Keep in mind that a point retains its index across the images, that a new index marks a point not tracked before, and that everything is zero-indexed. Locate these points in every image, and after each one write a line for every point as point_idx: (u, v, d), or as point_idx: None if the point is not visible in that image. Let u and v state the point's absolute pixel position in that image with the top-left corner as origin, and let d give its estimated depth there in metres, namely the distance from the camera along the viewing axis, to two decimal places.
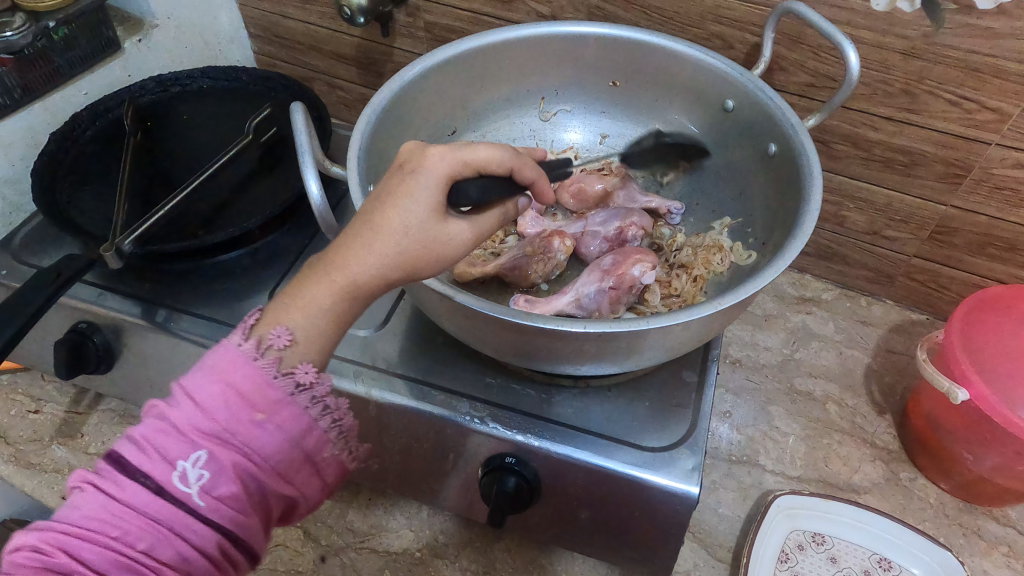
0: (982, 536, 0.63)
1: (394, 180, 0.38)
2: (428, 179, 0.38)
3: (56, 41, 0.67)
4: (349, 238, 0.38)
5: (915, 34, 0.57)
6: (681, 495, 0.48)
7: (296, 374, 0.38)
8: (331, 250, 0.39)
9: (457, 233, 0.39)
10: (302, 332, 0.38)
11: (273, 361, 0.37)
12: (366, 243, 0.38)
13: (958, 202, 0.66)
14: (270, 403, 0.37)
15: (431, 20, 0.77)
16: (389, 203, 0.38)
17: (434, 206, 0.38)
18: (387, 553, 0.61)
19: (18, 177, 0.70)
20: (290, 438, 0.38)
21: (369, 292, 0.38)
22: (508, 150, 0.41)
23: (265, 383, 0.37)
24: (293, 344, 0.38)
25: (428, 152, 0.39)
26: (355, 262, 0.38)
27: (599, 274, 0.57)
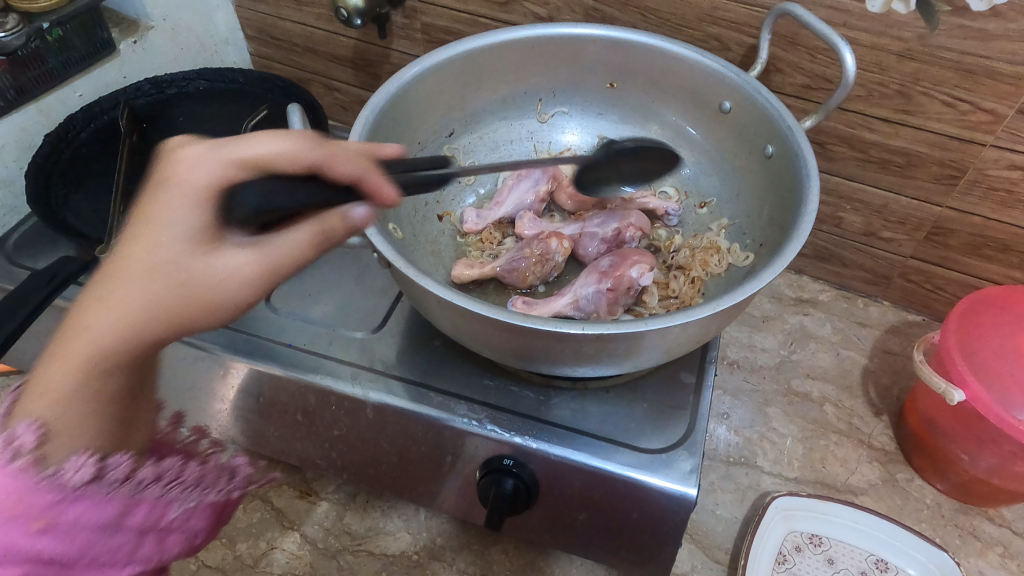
0: (978, 537, 0.63)
1: (156, 207, 0.36)
2: (194, 195, 0.36)
3: (50, 42, 0.67)
4: (105, 286, 0.35)
5: (910, 35, 0.57)
6: (679, 496, 0.48)
7: (66, 469, 0.33)
8: (82, 304, 0.35)
9: (236, 265, 0.36)
10: (58, 417, 0.33)
11: (33, 462, 0.31)
12: (116, 289, 0.34)
13: (953, 203, 0.66)
14: (48, 507, 0.32)
15: (428, 21, 0.77)
16: (135, 239, 0.35)
17: (194, 230, 0.36)
18: (384, 555, 0.60)
19: (11, 178, 0.70)
20: (101, 527, 0.35)
21: (123, 353, 0.34)
22: (310, 144, 0.39)
23: (34, 489, 0.31)
24: (51, 436, 0.32)
25: (186, 167, 0.37)
26: (106, 311, 0.34)
27: (597, 276, 0.57)
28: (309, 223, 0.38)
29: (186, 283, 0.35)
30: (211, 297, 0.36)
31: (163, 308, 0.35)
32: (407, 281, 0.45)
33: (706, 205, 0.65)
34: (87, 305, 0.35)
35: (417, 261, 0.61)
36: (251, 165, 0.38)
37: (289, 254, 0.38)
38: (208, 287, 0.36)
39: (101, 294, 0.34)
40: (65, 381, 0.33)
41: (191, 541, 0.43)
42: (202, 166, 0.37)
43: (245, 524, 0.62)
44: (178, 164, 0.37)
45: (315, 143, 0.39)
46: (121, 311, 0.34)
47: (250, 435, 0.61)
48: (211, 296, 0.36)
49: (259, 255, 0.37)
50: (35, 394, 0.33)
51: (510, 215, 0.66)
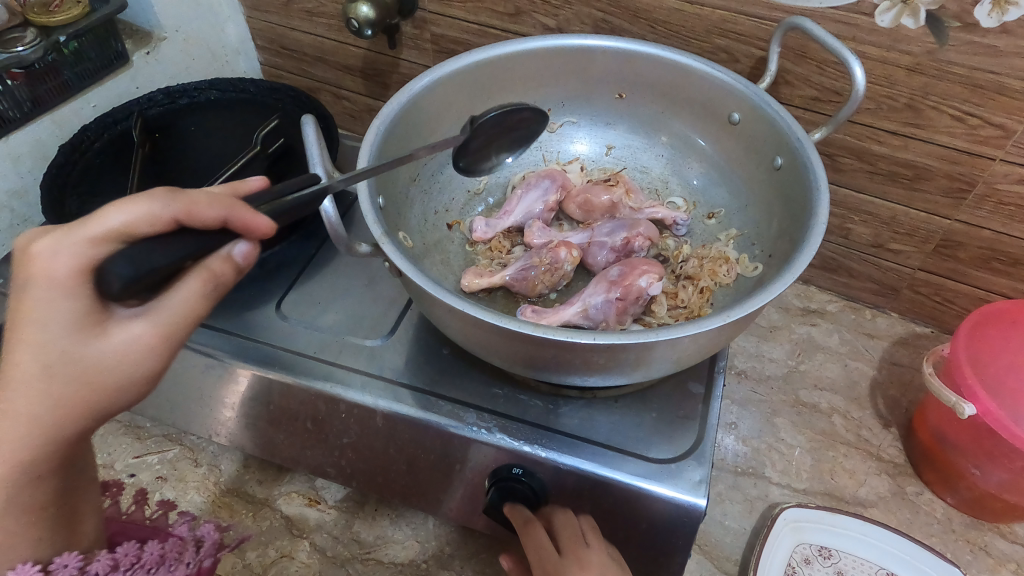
0: (990, 552, 0.62)
1: (21, 306, 0.32)
2: (47, 295, 0.31)
3: (66, 55, 0.68)
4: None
5: (919, 50, 0.58)
6: (689, 507, 0.48)
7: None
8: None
9: (127, 346, 0.33)
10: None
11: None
12: (7, 396, 0.33)
13: (963, 216, 0.66)
14: None
15: (438, 32, 0.78)
16: (15, 340, 0.33)
17: (70, 330, 0.32)
18: (392, 564, 0.60)
19: (25, 189, 0.71)
20: None
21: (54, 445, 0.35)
22: (163, 197, 0.32)
23: None
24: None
25: (33, 256, 0.32)
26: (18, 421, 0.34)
27: (607, 285, 0.57)
28: (192, 280, 0.34)
29: (80, 376, 0.33)
30: (110, 384, 0.34)
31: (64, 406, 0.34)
32: (419, 289, 0.46)
33: (714, 216, 0.65)
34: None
35: (428, 269, 0.62)
36: (104, 240, 0.31)
37: (175, 321, 0.34)
38: (103, 376, 0.34)
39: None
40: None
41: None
42: (45, 260, 0.31)
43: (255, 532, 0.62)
44: (31, 252, 0.32)
45: (169, 195, 0.33)
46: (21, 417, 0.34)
47: (260, 442, 0.61)
48: (111, 380, 0.34)
49: (144, 330, 0.34)
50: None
51: (518, 224, 0.66)
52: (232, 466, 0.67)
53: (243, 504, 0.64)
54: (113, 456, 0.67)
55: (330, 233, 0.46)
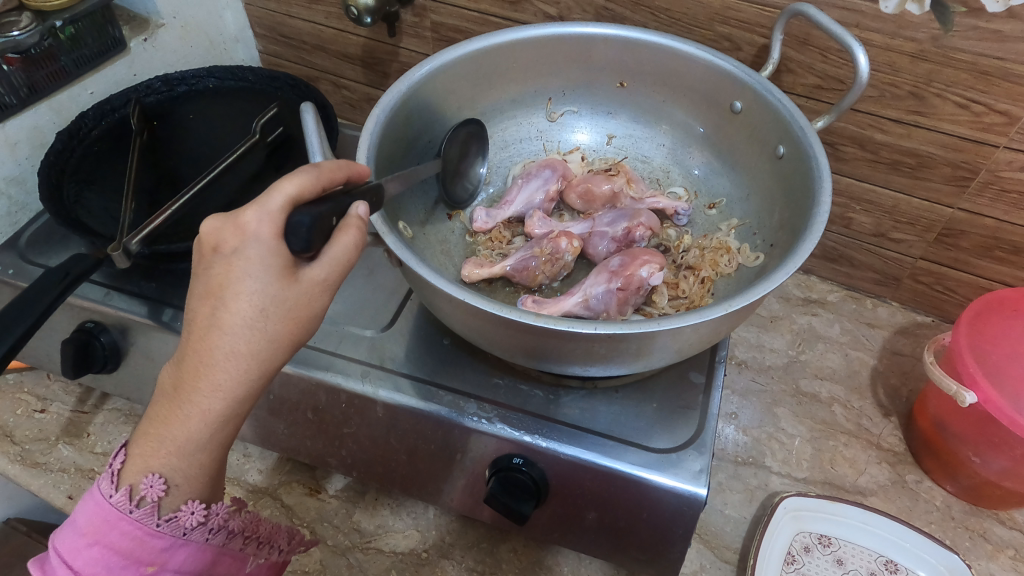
0: (988, 539, 0.62)
1: (224, 269, 0.36)
2: (255, 251, 0.36)
3: (62, 40, 0.67)
4: (201, 345, 0.36)
5: (924, 36, 0.57)
6: (689, 496, 0.48)
7: (180, 516, 0.39)
8: (184, 366, 0.37)
9: (315, 286, 0.37)
10: (177, 467, 0.38)
11: (150, 511, 0.38)
12: (222, 343, 0.36)
13: (965, 205, 0.66)
14: (157, 553, 0.39)
15: (438, 20, 0.77)
16: (223, 296, 0.36)
17: (274, 278, 0.36)
18: (393, 553, 0.61)
19: (23, 176, 0.70)
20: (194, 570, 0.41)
21: (251, 391, 0.38)
22: (314, 171, 0.38)
23: (147, 536, 0.39)
24: (168, 490, 0.38)
25: (238, 224, 0.36)
26: (220, 371, 0.37)
27: (608, 275, 0.57)
28: (351, 229, 0.38)
29: (283, 317, 0.37)
30: (301, 323, 0.38)
31: (269, 346, 0.37)
32: (418, 278, 0.45)
33: (716, 206, 0.65)
34: (199, 358, 0.37)
35: (427, 259, 0.61)
36: (287, 206, 0.37)
37: (346, 264, 0.38)
38: (297, 315, 0.37)
39: (204, 348, 0.36)
40: (194, 430, 0.37)
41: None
42: (252, 227, 0.36)
43: None
44: (228, 224, 0.36)
45: (315, 169, 0.39)
46: (230, 360, 0.37)
47: (261, 432, 0.61)
48: (303, 318, 0.38)
49: (327, 268, 0.38)
50: (153, 451, 0.38)
51: (519, 214, 0.66)
52: (234, 455, 0.67)
53: (245, 493, 0.64)
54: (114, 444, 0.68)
55: None
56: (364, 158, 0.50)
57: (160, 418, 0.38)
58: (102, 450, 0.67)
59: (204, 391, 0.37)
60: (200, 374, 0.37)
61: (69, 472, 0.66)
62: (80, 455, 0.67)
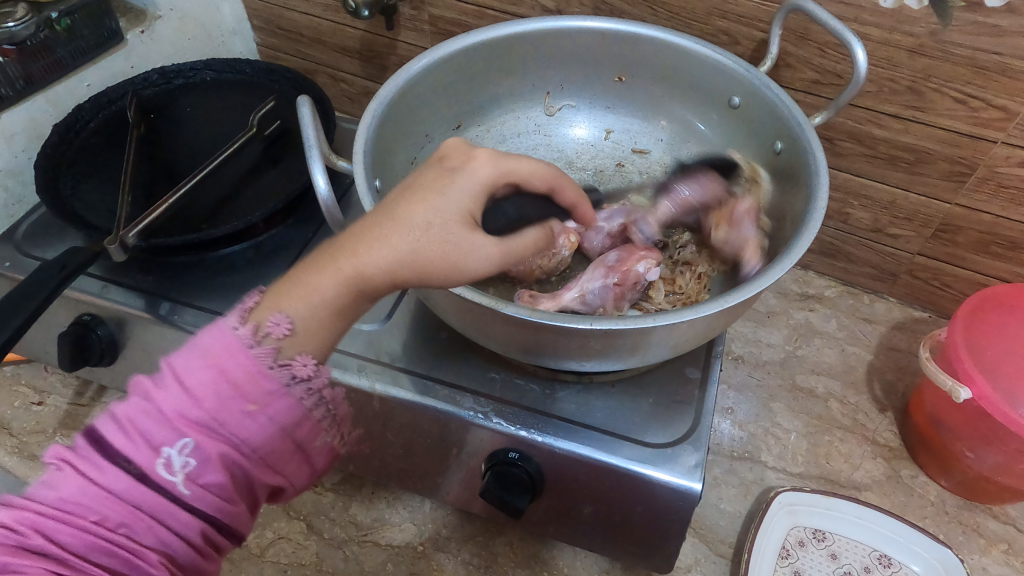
0: (981, 533, 0.63)
1: (434, 176, 0.39)
2: (463, 184, 0.38)
3: (58, 32, 0.67)
4: (376, 215, 0.38)
5: (922, 31, 0.57)
6: (684, 491, 0.48)
7: (294, 365, 0.36)
8: (354, 229, 0.38)
9: (479, 246, 0.38)
10: (307, 320, 0.37)
11: (271, 351, 0.36)
12: (387, 227, 0.37)
13: (963, 200, 0.66)
14: (263, 394, 0.35)
15: (436, 13, 0.77)
16: (417, 195, 0.38)
17: (463, 210, 0.38)
18: (389, 546, 0.61)
19: (20, 168, 0.70)
20: (282, 428, 0.36)
21: (375, 285, 0.37)
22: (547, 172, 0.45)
23: (259, 373, 0.35)
24: (291, 335, 0.36)
25: (473, 159, 0.40)
26: (370, 248, 0.37)
27: (604, 270, 0.57)
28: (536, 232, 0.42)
29: (438, 244, 0.37)
30: (456, 260, 0.37)
31: (411, 256, 0.36)
32: None
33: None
34: (369, 229, 0.37)
35: None
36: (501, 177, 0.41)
37: (513, 254, 0.40)
38: (459, 248, 0.37)
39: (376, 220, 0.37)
40: (327, 289, 0.37)
41: (316, 478, 0.41)
42: (477, 169, 0.39)
43: None
44: (463, 151, 0.41)
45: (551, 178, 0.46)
46: (388, 246, 0.36)
47: None
48: (457, 260, 0.37)
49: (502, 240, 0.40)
50: (294, 291, 0.37)
51: None
52: None
53: None
54: None
55: (326, 215, 0.47)
56: (360, 151, 0.50)
57: (316, 263, 0.38)
58: None
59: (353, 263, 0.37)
60: (369, 241, 0.37)
61: None
62: None
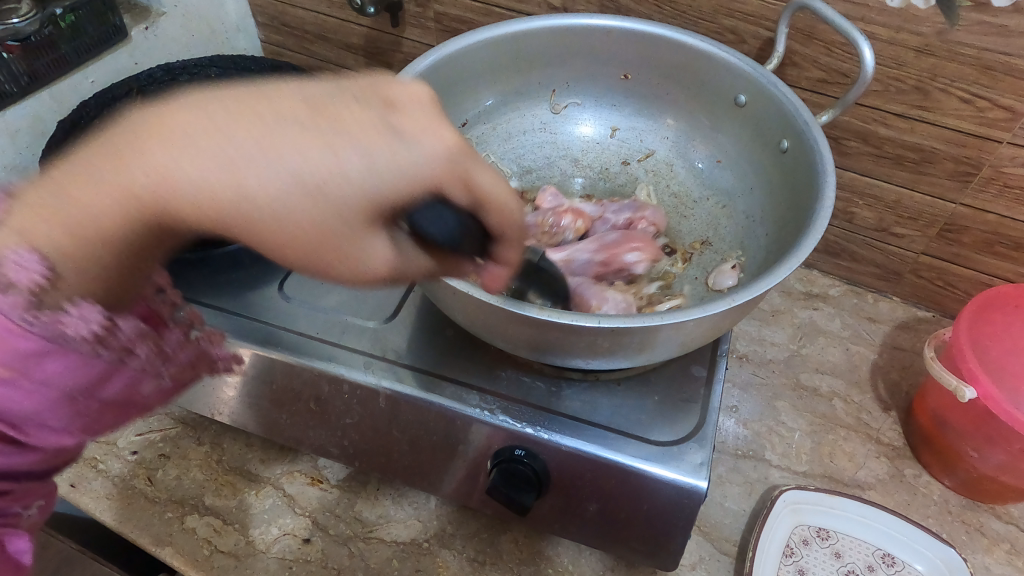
0: (984, 533, 0.63)
1: (346, 111, 0.32)
2: (343, 136, 0.31)
3: (62, 29, 0.67)
4: (244, 108, 0.31)
5: (929, 31, 0.57)
6: (690, 489, 0.48)
7: (72, 325, 0.35)
8: (247, 96, 0.31)
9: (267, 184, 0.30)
10: (72, 249, 0.32)
11: (34, 304, 0.33)
12: (230, 150, 0.30)
13: (968, 200, 0.66)
14: (21, 361, 0.34)
15: (441, 11, 0.77)
16: (319, 112, 0.32)
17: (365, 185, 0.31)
18: (395, 543, 0.61)
19: (24, 163, 0.70)
20: (61, 394, 0.37)
21: (202, 204, 0.30)
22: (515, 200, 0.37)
23: (9, 334, 0.34)
24: (48, 283, 0.33)
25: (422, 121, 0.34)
26: (185, 160, 0.30)
27: (597, 245, 0.61)
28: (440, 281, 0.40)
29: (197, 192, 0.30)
30: (334, 251, 0.32)
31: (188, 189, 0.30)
32: None
33: (708, 202, 0.66)
34: (242, 126, 0.30)
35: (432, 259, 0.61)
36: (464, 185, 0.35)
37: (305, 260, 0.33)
38: (335, 236, 0.32)
39: (239, 131, 0.30)
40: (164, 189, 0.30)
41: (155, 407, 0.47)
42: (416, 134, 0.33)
43: (256, 509, 0.63)
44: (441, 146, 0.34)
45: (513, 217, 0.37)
46: (225, 168, 0.30)
47: (263, 422, 0.61)
48: (233, 217, 0.31)
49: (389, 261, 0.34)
50: (153, 151, 0.30)
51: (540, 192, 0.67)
52: (235, 445, 0.68)
53: (246, 482, 0.65)
54: (116, 434, 0.68)
55: None
56: None
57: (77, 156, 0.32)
58: (104, 437, 0.68)
59: (183, 168, 0.30)
60: (151, 149, 0.30)
61: None
62: None
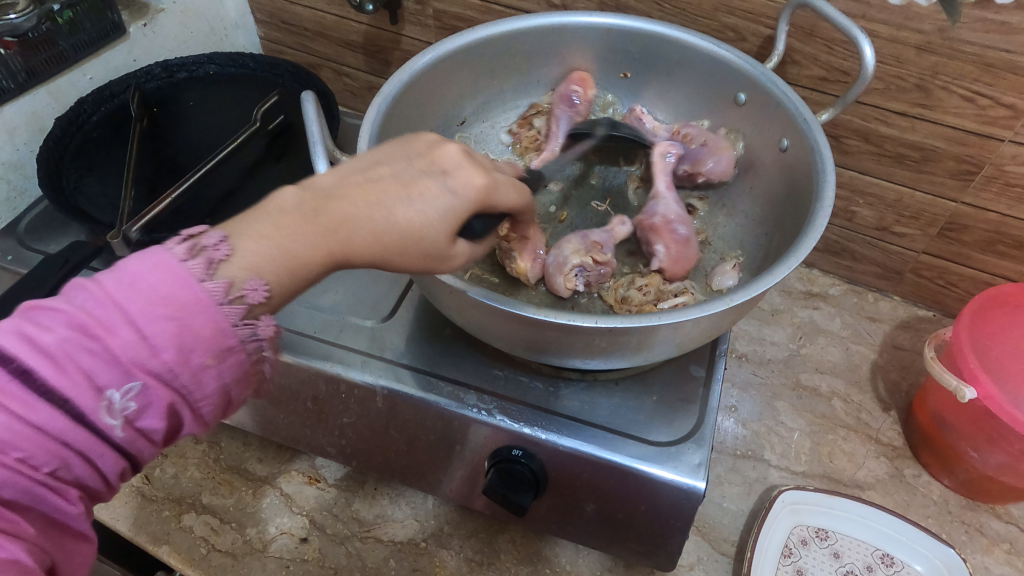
0: (984, 533, 0.63)
1: (424, 176, 0.37)
2: (431, 197, 0.37)
3: (60, 25, 0.67)
4: (352, 191, 0.37)
5: (930, 28, 0.57)
6: (688, 489, 0.48)
7: (262, 327, 0.34)
8: (351, 183, 0.37)
9: (399, 238, 0.37)
10: (277, 279, 0.35)
11: (240, 309, 0.33)
12: (357, 225, 0.36)
13: (969, 198, 0.66)
14: (224, 351, 0.33)
15: (440, 8, 0.77)
16: (407, 186, 0.37)
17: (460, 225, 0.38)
18: (392, 542, 0.61)
19: (22, 161, 0.70)
20: (229, 389, 0.34)
21: (349, 263, 0.37)
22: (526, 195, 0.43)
23: (224, 330, 0.33)
24: (264, 298, 0.34)
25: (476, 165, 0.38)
26: (328, 240, 0.36)
27: (681, 217, 0.60)
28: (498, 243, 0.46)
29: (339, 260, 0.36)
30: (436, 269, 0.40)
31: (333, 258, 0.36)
32: None
33: (704, 201, 0.66)
34: (356, 205, 0.36)
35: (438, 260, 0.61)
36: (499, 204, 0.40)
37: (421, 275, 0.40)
38: (444, 263, 0.39)
39: (358, 212, 0.36)
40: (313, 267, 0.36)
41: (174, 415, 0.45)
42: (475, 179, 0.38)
43: (253, 508, 0.63)
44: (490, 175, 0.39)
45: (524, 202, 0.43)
46: (356, 238, 0.36)
47: (260, 421, 0.61)
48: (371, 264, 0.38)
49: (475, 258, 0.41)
50: (292, 236, 0.35)
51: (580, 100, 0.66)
52: (234, 443, 0.68)
53: (243, 481, 0.65)
54: None
55: None
56: (365, 142, 0.49)
57: (242, 223, 0.35)
58: None
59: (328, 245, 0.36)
60: (305, 224, 0.35)
61: None
62: None
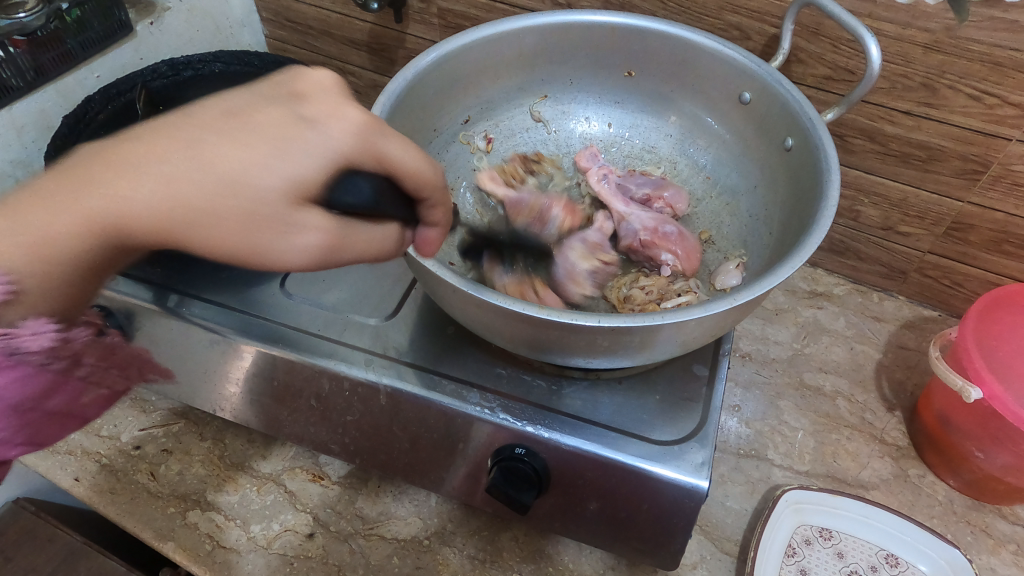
0: (990, 534, 0.62)
1: (266, 115, 0.34)
2: (270, 145, 0.33)
3: (68, 23, 0.67)
4: (161, 131, 0.33)
5: (937, 26, 0.56)
6: (690, 488, 0.48)
7: None
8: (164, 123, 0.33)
9: (200, 179, 0.32)
10: (24, 264, 0.34)
11: None
12: (153, 167, 0.32)
13: (975, 198, 0.65)
14: None
15: (445, 7, 0.77)
16: (239, 122, 0.34)
17: (296, 178, 0.33)
18: (395, 540, 0.61)
19: (29, 159, 0.70)
20: None
21: (141, 223, 0.32)
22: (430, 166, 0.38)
23: None
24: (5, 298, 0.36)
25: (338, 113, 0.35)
26: (127, 184, 0.32)
27: (659, 221, 0.62)
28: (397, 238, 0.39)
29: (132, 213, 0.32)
30: (269, 242, 0.34)
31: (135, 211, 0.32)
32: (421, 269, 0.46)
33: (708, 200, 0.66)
34: (163, 141, 0.33)
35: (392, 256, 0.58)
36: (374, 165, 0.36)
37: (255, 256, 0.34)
38: (266, 229, 0.33)
39: (167, 154, 0.32)
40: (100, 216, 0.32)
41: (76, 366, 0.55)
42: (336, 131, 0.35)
43: (256, 505, 0.63)
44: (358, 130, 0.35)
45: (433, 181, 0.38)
46: (157, 189, 0.32)
47: (264, 418, 0.61)
48: (177, 231, 0.33)
49: (331, 243, 0.35)
50: (82, 186, 0.32)
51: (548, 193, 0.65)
52: (238, 440, 0.68)
53: (247, 478, 0.65)
54: (120, 429, 0.68)
55: None
56: None
57: (40, 187, 0.34)
58: (107, 432, 0.68)
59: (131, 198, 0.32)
60: (102, 174, 0.32)
61: (75, 454, 0.66)
62: (86, 438, 0.67)
